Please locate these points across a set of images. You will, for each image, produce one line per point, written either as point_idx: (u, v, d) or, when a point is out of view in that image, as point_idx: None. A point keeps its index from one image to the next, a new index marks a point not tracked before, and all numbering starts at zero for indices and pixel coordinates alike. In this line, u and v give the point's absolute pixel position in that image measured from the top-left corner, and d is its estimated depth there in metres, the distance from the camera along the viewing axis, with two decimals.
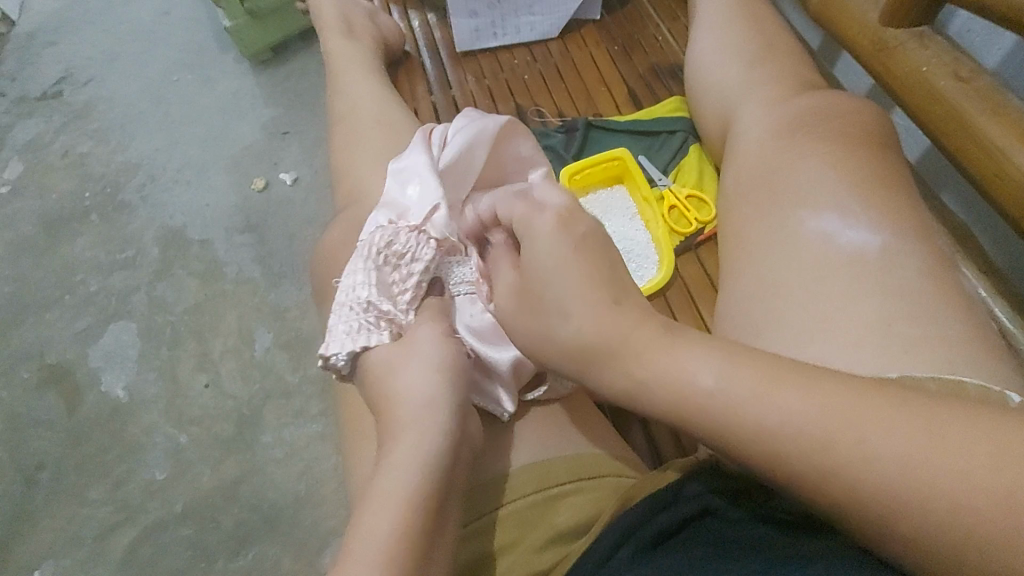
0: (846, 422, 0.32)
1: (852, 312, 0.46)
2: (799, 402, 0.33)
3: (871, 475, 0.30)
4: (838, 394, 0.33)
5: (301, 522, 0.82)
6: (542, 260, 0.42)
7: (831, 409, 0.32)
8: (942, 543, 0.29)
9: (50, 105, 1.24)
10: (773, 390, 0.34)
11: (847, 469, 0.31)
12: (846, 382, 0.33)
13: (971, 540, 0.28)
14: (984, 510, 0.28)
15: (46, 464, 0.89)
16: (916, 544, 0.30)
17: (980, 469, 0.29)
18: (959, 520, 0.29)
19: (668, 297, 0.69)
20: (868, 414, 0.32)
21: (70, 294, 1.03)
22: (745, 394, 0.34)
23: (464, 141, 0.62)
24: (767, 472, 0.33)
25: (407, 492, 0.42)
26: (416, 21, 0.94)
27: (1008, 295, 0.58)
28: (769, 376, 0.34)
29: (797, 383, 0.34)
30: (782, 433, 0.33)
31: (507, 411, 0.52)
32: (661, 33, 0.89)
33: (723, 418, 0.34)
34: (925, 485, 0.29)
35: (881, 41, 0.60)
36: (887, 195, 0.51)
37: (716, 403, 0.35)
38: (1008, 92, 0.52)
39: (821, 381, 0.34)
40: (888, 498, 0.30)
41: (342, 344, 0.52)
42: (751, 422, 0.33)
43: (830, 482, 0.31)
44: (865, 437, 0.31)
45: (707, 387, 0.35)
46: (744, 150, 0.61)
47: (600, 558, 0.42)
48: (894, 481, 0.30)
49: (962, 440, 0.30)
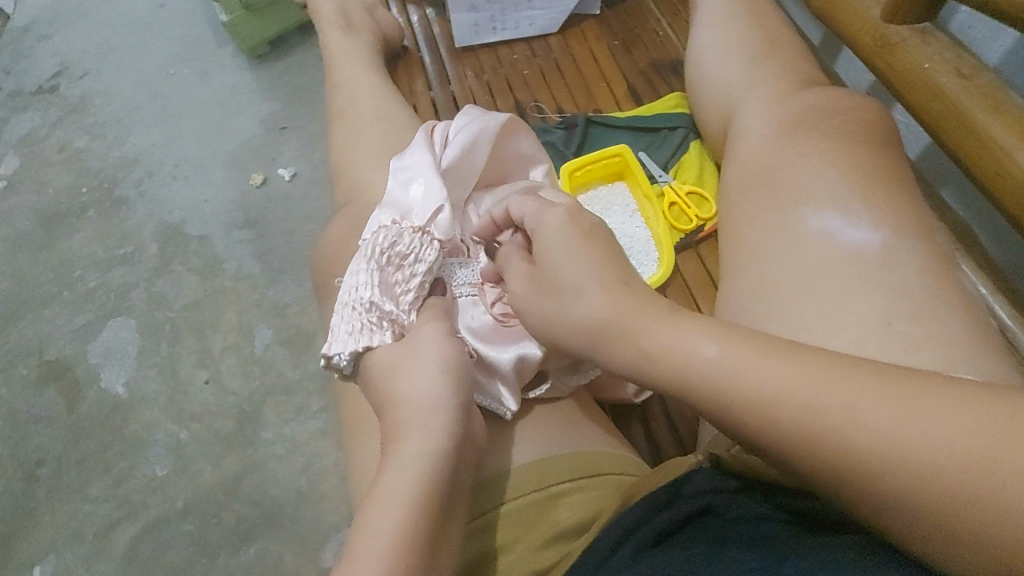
0: (827, 390, 0.32)
1: (849, 301, 0.46)
2: (784, 372, 0.33)
3: (856, 442, 0.30)
4: (822, 366, 0.33)
5: (302, 518, 0.82)
6: (557, 256, 0.43)
7: (815, 380, 0.32)
8: (915, 511, 0.29)
9: (46, 99, 1.23)
10: (761, 360, 0.34)
11: (830, 434, 0.31)
12: (833, 356, 0.33)
13: (952, 507, 0.28)
14: (956, 476, 0.28)
15: (46, 460, 0.89)
16: (898, 512, 0.29)
17: (961, 436, 0.28)
18: (940, 488, 0.28)
19: (668, 294, 0.69)
20: (850, 384, 0.32)
21: (68, 290, 1.02)
22: (737, 365, 0.34)
23: (466, 140, 0.62)
24: (756, 442, 0.33)
25: (413, 491, 0.42)
26: (414, 15, 0.93)
27: (1007, 292, 0.59)
28: (763, 348, 0.35)
29: (784, 356, 0.34)
30: (765, 401, 0.33)
31: (510, 410, 0.52)
32: (661, 28, 0.88)
33: (715, 389, 0.34)
34: (906, 452, 0.29)
35: (883, 37, 0.60)
36: (887, 188, 0.52)
37: (710, 373, 0.35)
38: (1009, 90, 0.52)
39: (808, 355, 0.34)
40: (870, 465, 0.30)
41: (345, 344, 0.53)
42: (741, 390, 0.34)
43: (813, 446, 0.31)
44: (851, 403, 0.31)
45: (709, 356, 0.35)
46: (746, 146, 0.61)
47: (601, 555, 0.42)
48: (876, 447, 0.30)
49: (946, 408, 0.29)
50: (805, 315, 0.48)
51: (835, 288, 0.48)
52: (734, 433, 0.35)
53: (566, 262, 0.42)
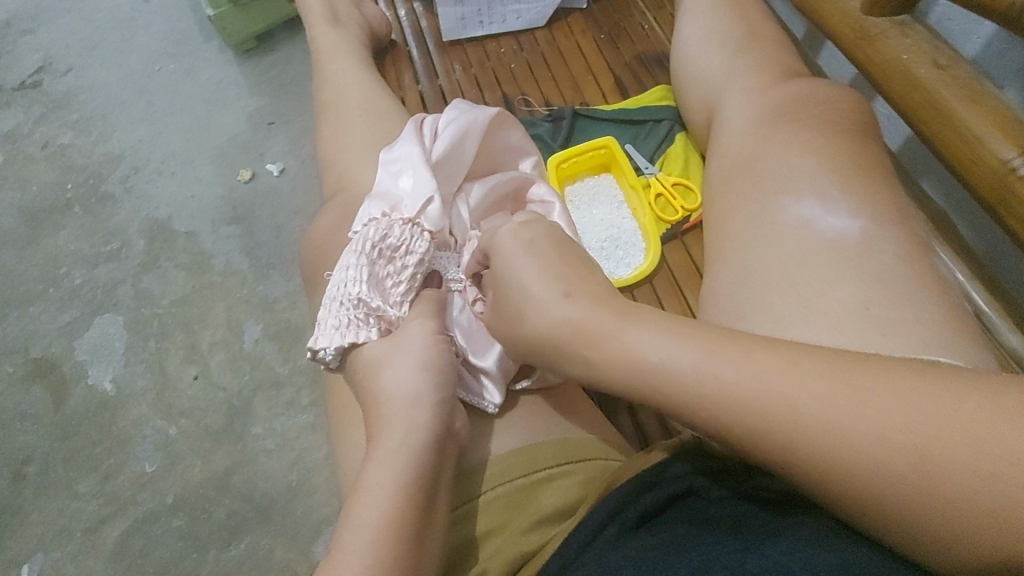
0: (778, 388, 0.34)
1: (827, 291, 0.47)
2: (736, 372, 0.35)
3: (802, 437, 0.32)
4: (772, 364, 0.35)
5: (293, 512, 0.83)
6: (527, 281, 0.45)
7: (765, 379, 0.34)
8: (874, 500, 0.31)
9: (30, 94, 1.22)
10: (712, 361, 0.36)
11: (778, 432, 0.33)
12: (783, 353, 0.35)
13: (893, 492, 0.30)
14: (904, 467, 0.30)
15: (32, 459, 0.88)
16: (848, 497, 0.32)
17: (893, 426, 0.31)
18: (882, 476, 0.30)
19: (653, 284, 0.70)
20: (798, 380, 0.33)
21: (54, 287, 1.02)
22: (688, 366, 0.36)
23: (455, 134, 0.62)
24: (714, 437, 0.36)
25: (394, 486, 0.42)
26: (402, 9, 0.94)
27: (982, 281, 0.60)
28: (714, 349, 0.37)
29: (736, 354, 0.36)
30: (721, 400, 0.35)
31: (493, 404, 0.53)
32: (647, 21, 0.89)
33: (671, 389, 0.37)
34: (849, 443, 0.31)
35: (862, 30, 0.61)
36: (868, 179, 0.52)
37: (665, 375, 0.37)
38: (984, 81, 0.53)
39: (758, 353, 0.36)
40: (816, 457, 0.32)
41: (331, 339, 0.53)
42: (695, 390, 0.36)
43: (765, 444, 0.34)
44: (796, 400, 0.33)
45: (654, 362, 0.38)
46: (728, 139, 0.62)
47: (585, 539, 0.43)
48: (821, 441, 0.32)
49: (880, 400, 0.31)
50: (786, 304, 0.48)
51: (814, 277, 0.48)
52: (694, 430, 0.37)
53: (533, 285, 0.45)
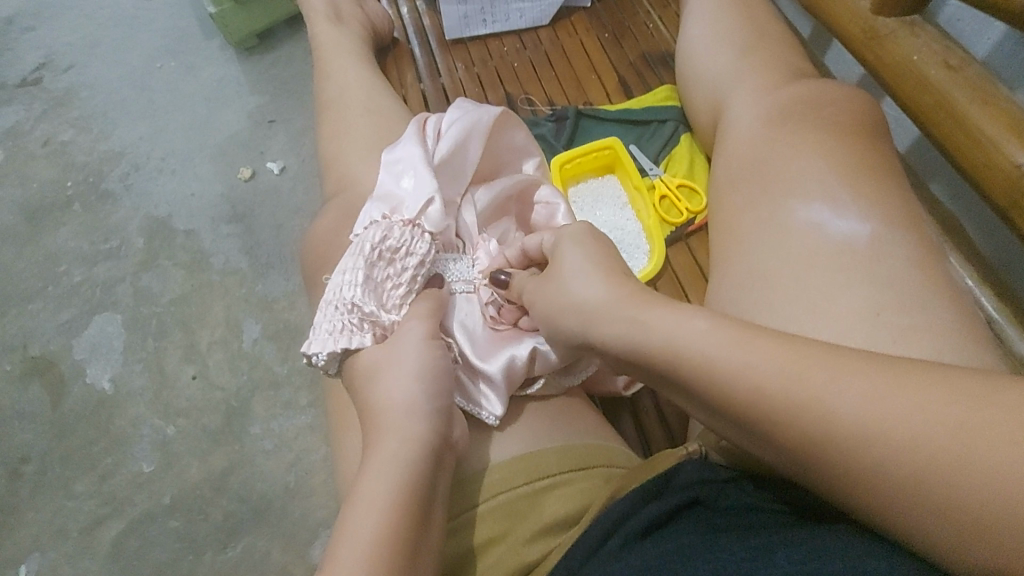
0: (815, 364, 0.33)
1: (839, 292, 0.46)
2: (773, 350, 0.35)
3: (834, 411, 0.31)
4: (812, 346, 0.34)
5: (290, 513, 0.82)
6: (569, 281, 0.46)
7: (803, 357, 0.34)
8: (905, 481, 0.29)
9: (31, 91, 1.22)
10: (750, 339, 0.36)
11: (810, 405, 0.32)
12: (823, 342, 0.35)
13: (926, 472, 0.28)
14: (940, 443, 0.28)
15: (29, 458, 0.88)
16: (877, 480, 0.30)
17: (933, 403, 0.29)
18: (915, 452, 0.29)
19: (658, 286, 0.69)
20: (837, 361, 0.33)
21: (53, 285, 1.01)
22: (723, 341, 0.36)
23: (457, 135, 0.61)
24: (741, 415, 0.35)
25: (389, 497, 0.41)
26: (404, 7, 0.93)
27: (992, 286, 0.59)
28: (751, 331, 0.36)
29: (775, 337, 0.36)
30: (753, 371, 0.34)
31: (493, 414, 0.51)
32: (652, 20, 0.88)
33: (702, 363, 0.36)
34: (883, 418, 0.30)
35: (872, 29, 0.60)
36: (879, 183, 0.51)
37: (697, 349, 0.37)
38: (997, 82, 0.52)
39: (797, 338, 0.35)
40: (848, 430, 0.31)
41: (323, 344, 0.52)
42: (727, 364, 0.35)
43: (795, 418, 0.32)
44: (832, 376, 0.32)
45: (689, 336, 0.38)
46: (736, 138, 0.61)
47: (588, 550, 0.42)
48: (854, 414, 0.31)
49: (921, 381, 0.30)
50: (795, 308, 0.47)
51: (824, 279, 0.47)
52: (720, 410, 0.36)
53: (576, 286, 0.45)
